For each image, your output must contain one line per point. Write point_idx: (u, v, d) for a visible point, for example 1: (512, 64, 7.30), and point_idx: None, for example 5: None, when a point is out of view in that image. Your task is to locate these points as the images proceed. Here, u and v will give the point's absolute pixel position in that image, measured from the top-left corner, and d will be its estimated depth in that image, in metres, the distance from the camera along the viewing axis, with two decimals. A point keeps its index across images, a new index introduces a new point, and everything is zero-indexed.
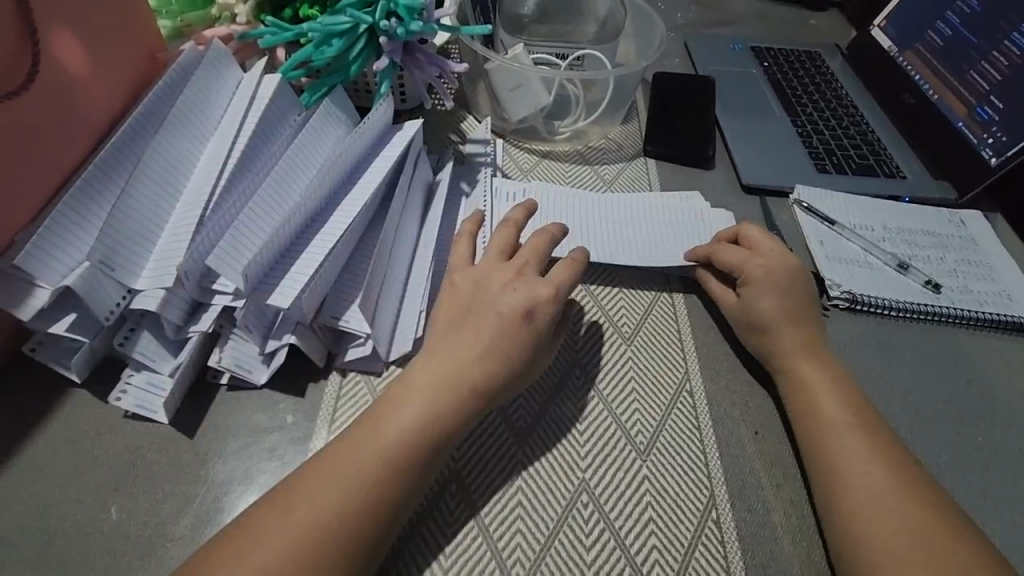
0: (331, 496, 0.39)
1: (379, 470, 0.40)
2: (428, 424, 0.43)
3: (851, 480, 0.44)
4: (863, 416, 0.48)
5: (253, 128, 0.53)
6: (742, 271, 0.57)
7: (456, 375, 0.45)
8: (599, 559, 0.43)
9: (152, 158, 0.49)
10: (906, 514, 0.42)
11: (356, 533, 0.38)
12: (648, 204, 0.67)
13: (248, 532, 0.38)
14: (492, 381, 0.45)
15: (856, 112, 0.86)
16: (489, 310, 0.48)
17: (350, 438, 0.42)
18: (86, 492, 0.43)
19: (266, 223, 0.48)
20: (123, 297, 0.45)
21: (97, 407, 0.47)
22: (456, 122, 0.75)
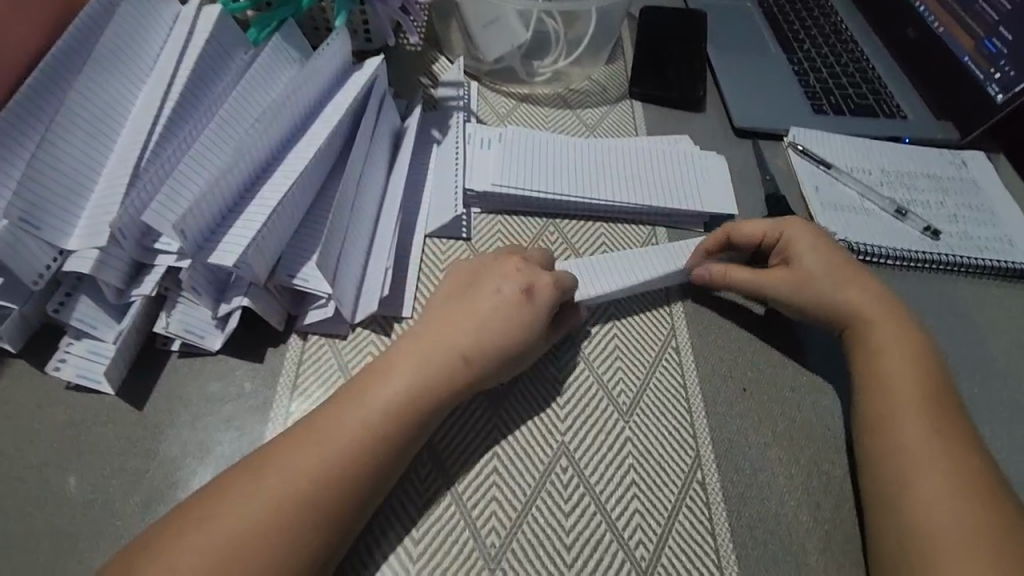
0: (298, 468, 0.36)
1: (354, 442, 0.37)
2: (410, 397, 0.39)
3: (886, 439, 0.43)
4: (879, 365, 0.46)
5: (193, 67, 0.47)
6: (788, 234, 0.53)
7: (444, 353, 0.41)
8: (578, 526, 0.41)
9: (79, 101, 0.43)
10: (933, 472, 0.40)
11: (331, 509, 0.35)
12: (645, 154, 0.62)
13: (207, 501, 0.35)
14: (483, 359, 0.42)
15: (856, 48, 0.80)
16: (485, 288, 0.45)
17: (324, 410, 0.38)
18: (26, 469, 0.40)
19: (210, 173, 0.44)
20: (54, 259, 0.41)
21: (35, 379, 0.43)
22: (428, 64, 0.68)
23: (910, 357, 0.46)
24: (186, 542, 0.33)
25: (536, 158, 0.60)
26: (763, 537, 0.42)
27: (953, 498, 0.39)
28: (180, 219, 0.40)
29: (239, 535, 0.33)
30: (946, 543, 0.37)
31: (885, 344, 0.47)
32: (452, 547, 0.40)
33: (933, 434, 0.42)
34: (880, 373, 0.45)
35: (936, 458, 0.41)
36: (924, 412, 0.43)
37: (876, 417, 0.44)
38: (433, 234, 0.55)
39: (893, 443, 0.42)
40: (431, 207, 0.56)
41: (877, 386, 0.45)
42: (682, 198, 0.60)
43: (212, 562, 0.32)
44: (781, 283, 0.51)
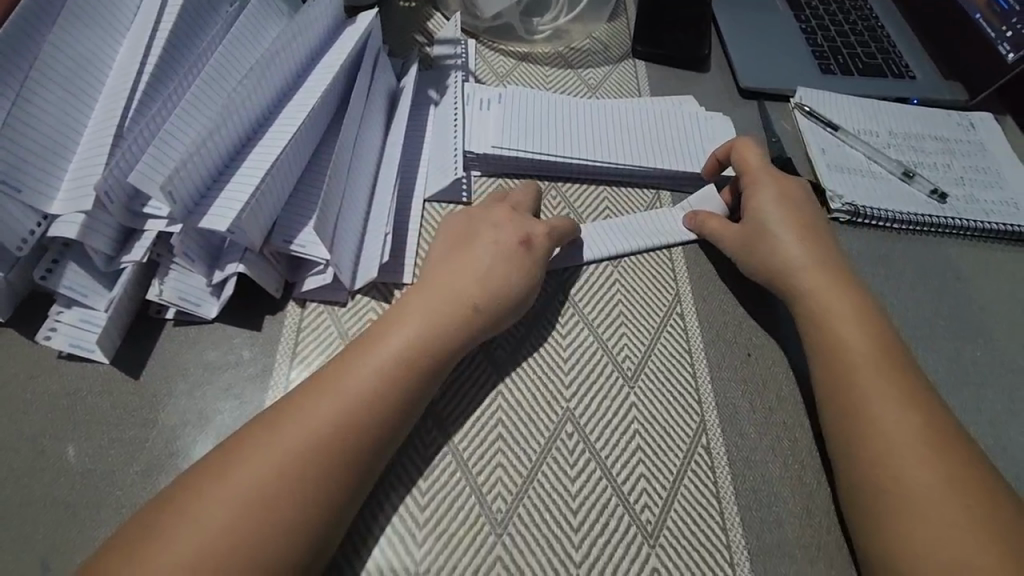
0: (294, 440, 0.35)
1: (355, 409, 0.36)
2: (415, 362, 0.39)
3: (849, 410, 0.41)
4: (833, 333, 0.45)
5: (177, 20, 0.45)
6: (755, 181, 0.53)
7: (454, 299, 0.42)
8: (584, 490, 0.41)
9: (56, 54, 0.41)
10: (902, 441, 0.39)
11: (331, 476, 0.35)
12: (643, 109, 0.61)
13: (206, 473, 0.34)
14: (494, 300, 0.43)
15: (865, 5, 0.78)
16: (490, 252, 0.45)
17: (324, 374, 0.38)
18: (21, 441, 0.39)
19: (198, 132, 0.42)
20: (39, 224, 0.39)
21: (25, 349, 0.42)
22: (422, 21, 0.65)
23: (858, 320, 0.45)
24: (187, 518, 0.32)
25: (538, 117, 0.58)
26: (767, 499, 0.43)
27: (929, 466, 0.38)
28: (167, 180, 0.38)
29: (238, 506, 0.32)
30: (932, 515, 0.36)
31: (834, 310, 0.45)
32: (458, 513, 0.39)
33: (901, 400, 0.41)
34: (831, 343, 0.44)
35: (904, 426, 0.40)
36: (882, 376, 0.42)
37: (834, 388, 0.43)
38: (433, 199, 0.53)
39: (857, 412, 0.41)
40: (429, 170, 0.54)
41: (834, 356, 0.44)
42: (689, 159, 0.58)
43: (211, 537, 0.31)
44: (731, 239, 0.52)
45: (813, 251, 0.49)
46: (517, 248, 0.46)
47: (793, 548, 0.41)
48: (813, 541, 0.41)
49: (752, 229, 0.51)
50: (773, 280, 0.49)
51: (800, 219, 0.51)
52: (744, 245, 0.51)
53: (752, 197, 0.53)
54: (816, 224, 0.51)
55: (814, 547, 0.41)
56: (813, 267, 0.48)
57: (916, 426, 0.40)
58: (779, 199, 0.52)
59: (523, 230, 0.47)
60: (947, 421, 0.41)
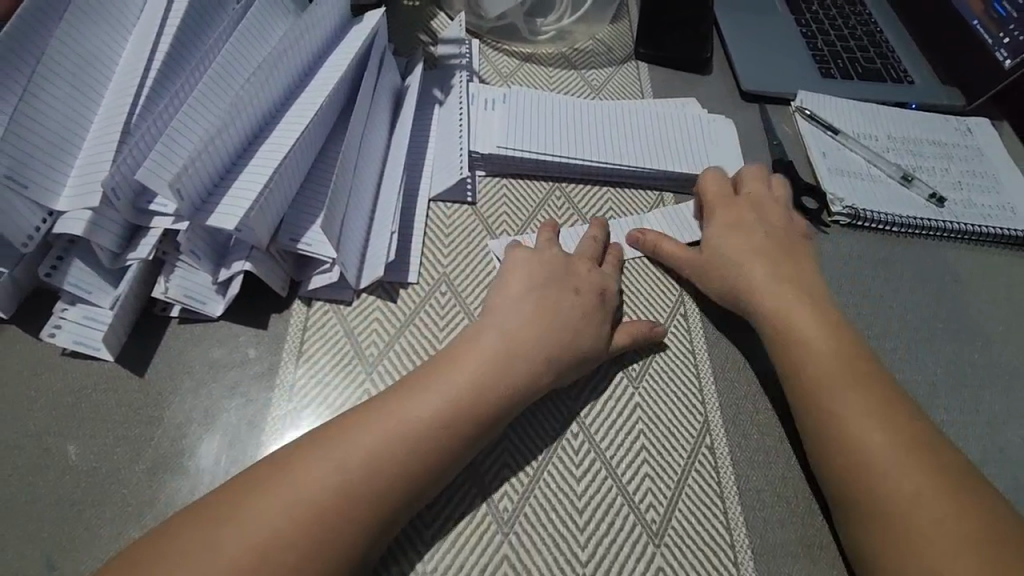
0: (339, 463, 0.34)
1: (414, 441, 0.36)
2: (484, 403, 0.38)
3: (823, 416, 0.42)
4: (797, 334, 0.45)
5: (183, 16, 0.44)
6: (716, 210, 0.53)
7: (527, 338, 0.41)
8: (590, 490, 0.41)
9: (63, 49, 0.41)
10: (877, 441, 0.39)
11: (372, 503, 0.34)
12: (648, 113, 0.61)
13: (242, 488, 0.34)
14: (567, 345, 0.42)
15: (864, 10, 0.78)
16: (567, 296, 0.44)
17: (395, 398, 0.38)
18: (25, 438, 0.39)
19: (204, 130, 0.41)
20: (44, 220, 0.39)
21: (30, 345, 0.42)
22: (427, 20, 0.65)
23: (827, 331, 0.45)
24: (222, 535, 0.32)
25: (544, 119, 0.58)
26: (770, 499, 0.43)
27: (910, 466, 0.38)
28: (174, 178, 0.38)
29: (285, 521, 0.32)
30: (921, 511, 0.37)
31: (792, 315, 0.46)
32: (466, 512, 0.40)
33: (871, 399, 0.41)
34: (797, 356, 0.44)
35: (876, 425, 0.40)
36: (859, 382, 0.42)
37: (804, 393, 0.43)
38: (437, 198, 0.53)
39: (830, 420, 0.41)
40: (434, 169, 0.54)
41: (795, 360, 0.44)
42: (693, 162, 0.59)
43: (243, 553, 0.31)
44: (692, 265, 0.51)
45: (774, 265, 0.49)
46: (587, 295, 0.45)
47: (796, 548, 0.41)
48: (815, 540, 0.42)
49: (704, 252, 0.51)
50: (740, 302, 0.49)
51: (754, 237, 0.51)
52: (702, 270, 0.51)
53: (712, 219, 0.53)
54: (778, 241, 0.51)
55: (816, 546, 0.42)
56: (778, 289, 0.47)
57: (891, 425, 0.40)
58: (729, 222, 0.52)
59: (598, 283, 0.47)
60: (915, 416, 0.42)
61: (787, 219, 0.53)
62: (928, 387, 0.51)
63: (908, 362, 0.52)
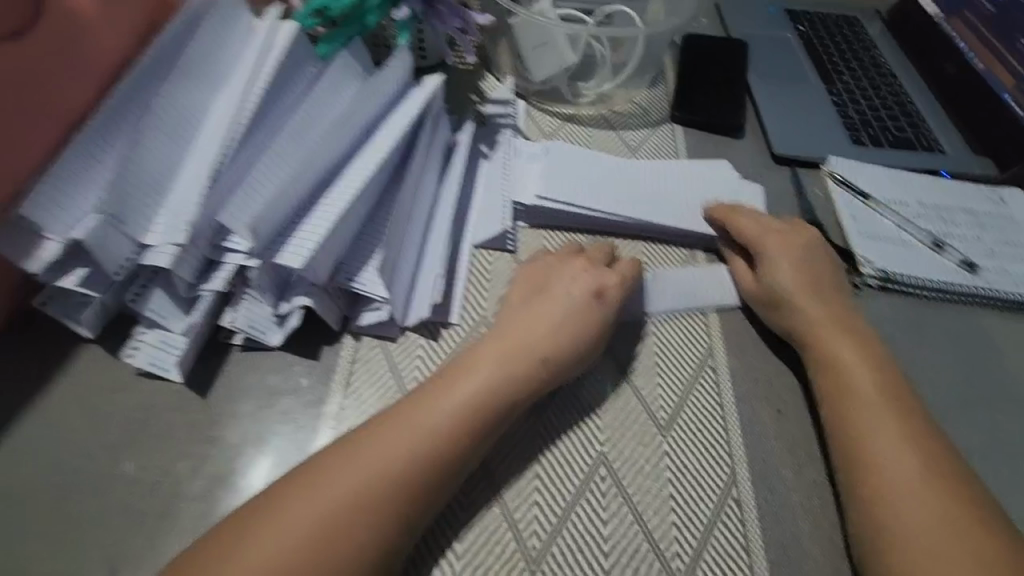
0: (349, 475, 0.36)
1: (428, 448, 0.39)
2: (484, 408, 0.41)
3: (867, 478, 0.43)
4: (843, 385, 0.47)
5: (271, 76, 0.50)
6: (756, 245, 0.55)
7: (525, 346, 0.44)
8: (616, 535, 0.43)
9: (166, 106, 0.47)
10: (918, 511, 0.40)
11: (390, 508, 0.36)
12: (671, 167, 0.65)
13: (276, 495, 0.36)
14: (563, 352, 0.45)
15: (895, 81, 0.81)
16: (555, 301, 0.48)
17: (409, 407, 0.40)
18: (99, 449, 0.43)
19: (281, 177, 0.47)
20: (133, 252, 0.44)
21: (108, 364, 0.46)
22: (477, 82, 0.70)
23: (869, 370, 0.48)
24: (256, 536, 0.34)
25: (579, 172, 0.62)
26: (796, 557, 0.43)
27: (946, 544, 0.39)
28: (251, 220, 0.43)
29: (311, 528, 0.34)
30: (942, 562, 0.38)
31: (843, 376, 0.48)
32: (495, 546, 0.41)
33: (917, 467, 0.42)
34: (840, 396, 0.47)
35: (920, 497, 0.41)
36: (894, 429, 0.44)
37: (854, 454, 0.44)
38: (480, 244, 0.57)
39: (871, 483, 0.42)
40: (479, 219, 0.58)
41: (844, 417, 0.46)
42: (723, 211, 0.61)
43: (274, 554, 0.33)
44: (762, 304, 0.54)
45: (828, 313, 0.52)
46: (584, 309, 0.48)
47: None
48: None
49: (773, 291, 0.53)
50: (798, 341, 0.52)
51: (808, 278, 0.53)
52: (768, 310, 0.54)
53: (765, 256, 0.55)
54: (827, 280, 0.54)
55: None
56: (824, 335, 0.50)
57: (933, 498, 0.41)
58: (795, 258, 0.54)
59: (594, 283, 0.49)
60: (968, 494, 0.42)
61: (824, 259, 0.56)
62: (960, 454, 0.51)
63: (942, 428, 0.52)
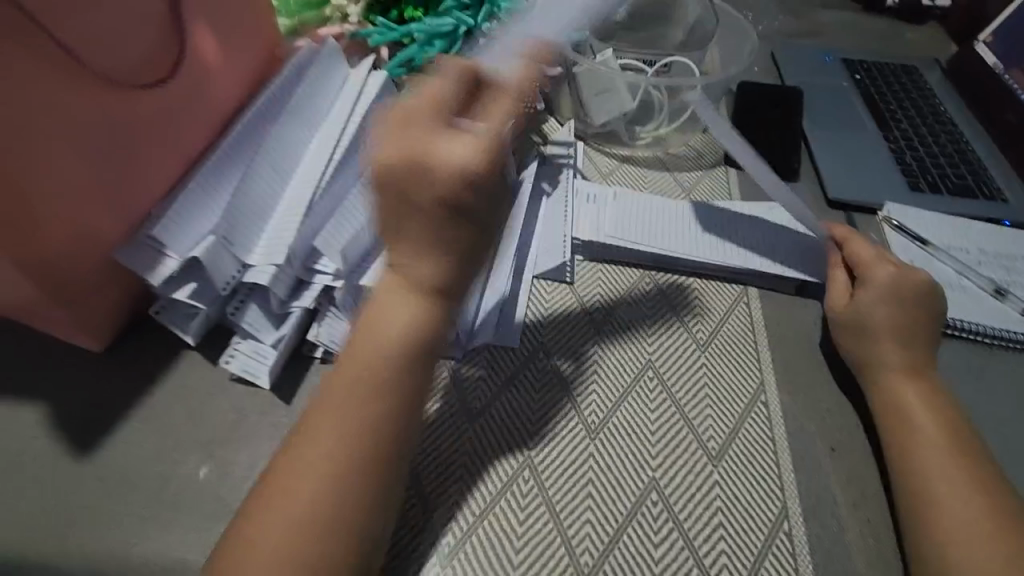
0: (325, 452, 0.37)
1: (357, 443, 0.38)
2: (397, 380, 0.39)
3: (930, 520, 0.43)
4: (910, 432, 0.47)
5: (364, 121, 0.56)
6: (864, 270, 0.56)
7: (398, 290, 0.39)
8: (666, 558, 0.44)
9: (272, 145, 0.54)
10: (983, 558, 0.41)
11: (350, 510, 0.37)
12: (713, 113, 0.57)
13: (253, 513, 0.37)
14: (389, 299, 0.39)
15: (955, 129, 0.82)
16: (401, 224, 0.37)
17: (328, 403, 0.39)
18: (196, 444, 0.48)
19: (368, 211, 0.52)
20: (237, 270, 0.50)
21: (207, 369, 0.51)
22: (539, 124, 0.76)
23: (939, 420, 0.47)
24: (250, 555, 0.36)
25: (634, 211, 0.65)
26: None
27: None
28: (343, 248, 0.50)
29: (285, 545, 0.35)
30: None
31: (905, 416, 0.48)
32: (548, 559, 0.43)
33: (979, 512, 0.42)
34: (904, 443, 0.47)
35: (984, 543, 0.41)
36: (959, 479, 0.44)
37: (916, 495, 0.45)
38: (539, 275, 0.60)
39: (933, 526, 0.43)
40: (540, 251, 0.62)
41: (905, 456, 0.46)
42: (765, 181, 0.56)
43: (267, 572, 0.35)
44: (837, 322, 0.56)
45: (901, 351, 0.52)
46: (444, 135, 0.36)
47: None
48: None
49: (861, 316, 0.54)
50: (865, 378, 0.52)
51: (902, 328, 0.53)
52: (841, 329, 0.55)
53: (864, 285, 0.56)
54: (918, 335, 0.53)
55: None
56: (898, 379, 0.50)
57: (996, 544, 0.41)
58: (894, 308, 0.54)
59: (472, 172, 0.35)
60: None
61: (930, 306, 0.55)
62: None
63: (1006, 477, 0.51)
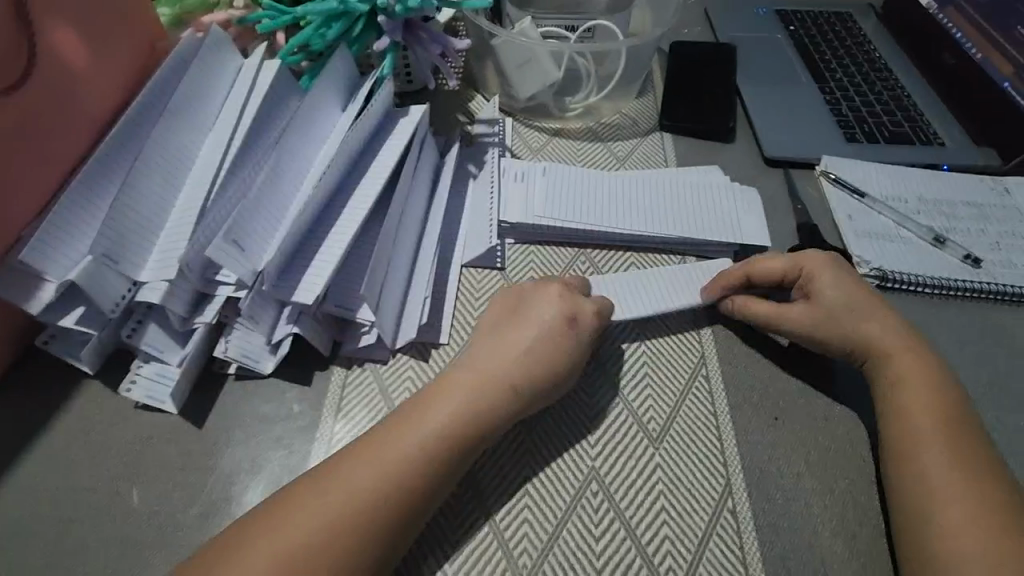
0: (361, 486, 0.37)
1: (386, 483, 0.38)
2: (440, 449, 0.40)
3: (916, 495, 0.41)
4: (900, 401, 0.46)
5: (292, 122, 0.52)
6: (801, 268, 0.52)
7: (498, 369, 0.44)
8: (608, 550, 0.42)
9: (158, 149, 0.49)
10: (960, 534, 0.39)
11: (372, 541, 0.36)
12: (615, 180, 0.63)
13: (235, 537, 0.36)
14: (530, 378, 0.44)
15: (891, 75, 0.80)
16: (534, 324, 0.47)
17: (368, 444, 0.40)
18: (98, 481, 0.44)
19: (275, 221, 0.48)
20: (129, 289, 0.45)
21: (108, 398, 0.48)
22: (464, 103, 0.72)
23: (930, 390, 0.46)
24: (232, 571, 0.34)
25: (563, 189, 0.62)
26: (795, 568, 0.42)
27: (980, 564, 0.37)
28: (253, 262, 0.45)
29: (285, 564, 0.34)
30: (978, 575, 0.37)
31: (902, 402, 0.45)
32: (485, 566, 0.41)
33: (953, 487, 0.41)
34: (900, 409, 0.45)
35: (957, 519, 0.39)
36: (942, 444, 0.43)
37: (902, 480, 0.43)
38: (468, 263, 0.57)
39: (924, 495, 0.41)
40: (466, 238, 0.59)
41: (901, 444, 0.44)
42: (678, 286, 0.55)
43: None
44: (811, 326, 0.50)
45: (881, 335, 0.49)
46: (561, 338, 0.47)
47: None
48: None
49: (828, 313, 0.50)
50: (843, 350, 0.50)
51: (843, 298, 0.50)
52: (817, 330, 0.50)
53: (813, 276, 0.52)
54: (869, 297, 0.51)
55: None
56: (891, 346, 0.48)
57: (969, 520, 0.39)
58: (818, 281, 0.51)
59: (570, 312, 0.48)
60: (990, 508, 0.39)
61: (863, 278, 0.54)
62: None
63: None
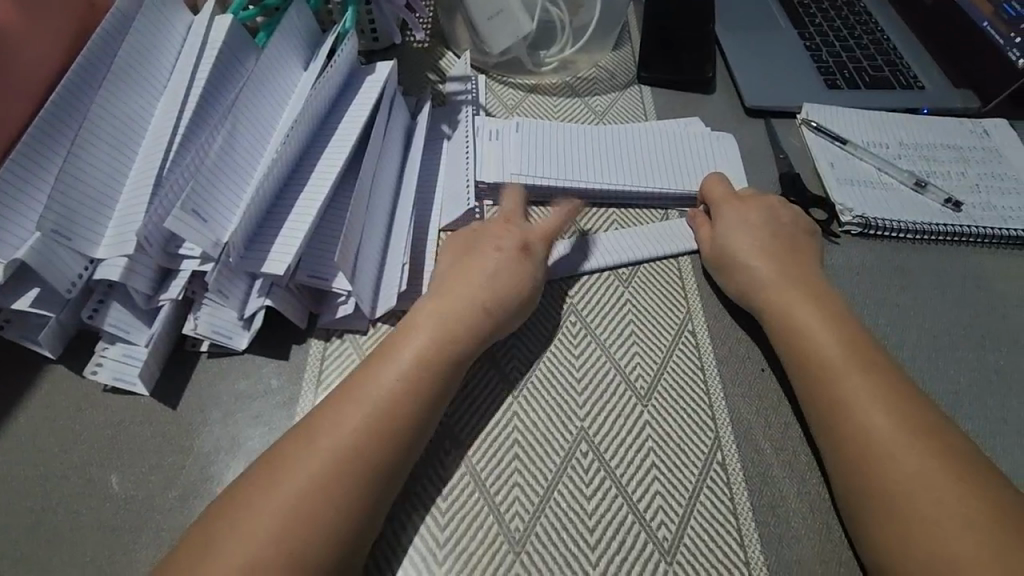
0: (337, 442, 0.37)
1: (367, 423, 0.38)
2: (416, 385, 0.41)
3: (847, 433, 0.41)
4: (809, 344, 0.45)
5: (246, 81, 0.48)
6: (721, 209, 0.55)
7: (460, 297, 0.45)
8: (600, 509, 0.42)
9: (103, 114, 0.45)
10: (904, 463, 0.39)
11: (357, 487, 0.37)
12: (578, 128, 0.62)
13: (214, 528, 0.35)
14: (494, 304, 0.46)
15: (870, 19, 0.78)
16: (481, 253, 0.48)
17: (346, 393, 0.40)
18: (70, 469, 0.42)
19: (236, 191, 0.45)
20: (85, 268, 0.43)
21: (74, 383, 0.45)
22: (435, 61, 0.68)
23: (829, 326, 0.46)
24: (212, 560, 0.33)
25: (542, 146, 0.60)
26: (784, 515, 0.43)
27: (949, 493, 0.37)
28: (212, 233, 0.42)
29: (274, 533, 0.34)
30: (919, 500, 0.37)
31: (810, 344, 0.45)
32: (477, 532, 0.41)
33: (893, 421, 0.40)
34: (803, 349, 0.45)
35: (915, 453, 0.39)
36: (859, 378, 0.43)
37: (830, 425, 0.42)
38: (447, 227, 0.55)
39: (853, 439, 0.40)
40: (443, 201, 0.56)
41: (825, 390, 0.43)
42: (626, 236, 0.56)
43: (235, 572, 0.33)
44: (718, 262, 0.53)
45: (784, 273, 0.50)
46: (505, 263, 0.48)
47: (813, 566, 0.41)
48: (832, 555, 0.41)
49: (730, 252, 0.52)
50: (745, 294, 0.50)
51: (769, 235, 0.52)
52: (726, 267, 0.52)
53: (727, 215, 0.54)
54: (793, 235, 0.53)
55: (835, 562, 0.41)
56: (787, 288, 0.49)
57: (926, 451, 0.39)
58: (749, 218, 0.54)
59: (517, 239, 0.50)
60: (967, 447, 0.40)
61: (793, 218, 0.55)
62: (949, 397, 0.50)
63: (927, 373, 0.51)
